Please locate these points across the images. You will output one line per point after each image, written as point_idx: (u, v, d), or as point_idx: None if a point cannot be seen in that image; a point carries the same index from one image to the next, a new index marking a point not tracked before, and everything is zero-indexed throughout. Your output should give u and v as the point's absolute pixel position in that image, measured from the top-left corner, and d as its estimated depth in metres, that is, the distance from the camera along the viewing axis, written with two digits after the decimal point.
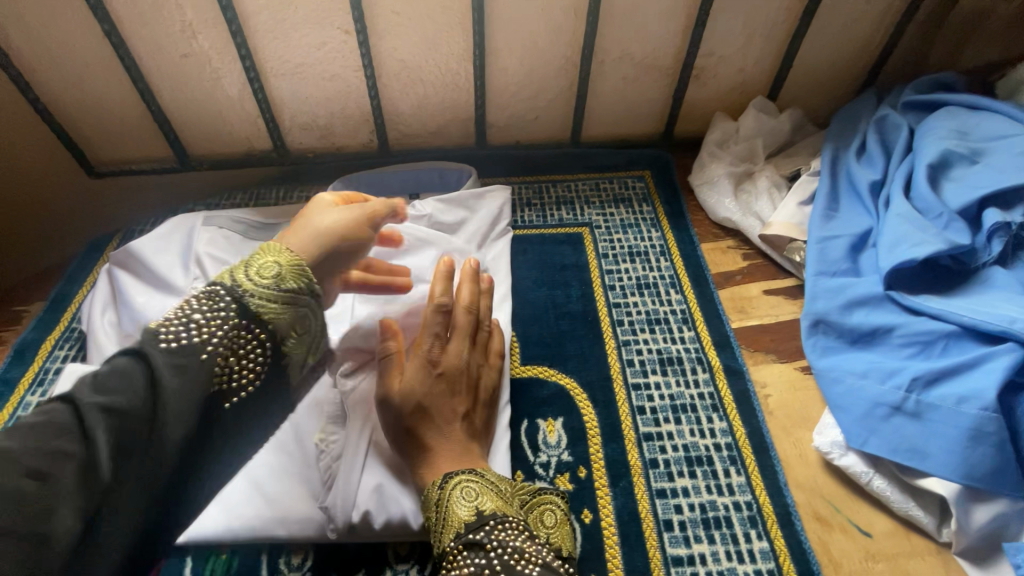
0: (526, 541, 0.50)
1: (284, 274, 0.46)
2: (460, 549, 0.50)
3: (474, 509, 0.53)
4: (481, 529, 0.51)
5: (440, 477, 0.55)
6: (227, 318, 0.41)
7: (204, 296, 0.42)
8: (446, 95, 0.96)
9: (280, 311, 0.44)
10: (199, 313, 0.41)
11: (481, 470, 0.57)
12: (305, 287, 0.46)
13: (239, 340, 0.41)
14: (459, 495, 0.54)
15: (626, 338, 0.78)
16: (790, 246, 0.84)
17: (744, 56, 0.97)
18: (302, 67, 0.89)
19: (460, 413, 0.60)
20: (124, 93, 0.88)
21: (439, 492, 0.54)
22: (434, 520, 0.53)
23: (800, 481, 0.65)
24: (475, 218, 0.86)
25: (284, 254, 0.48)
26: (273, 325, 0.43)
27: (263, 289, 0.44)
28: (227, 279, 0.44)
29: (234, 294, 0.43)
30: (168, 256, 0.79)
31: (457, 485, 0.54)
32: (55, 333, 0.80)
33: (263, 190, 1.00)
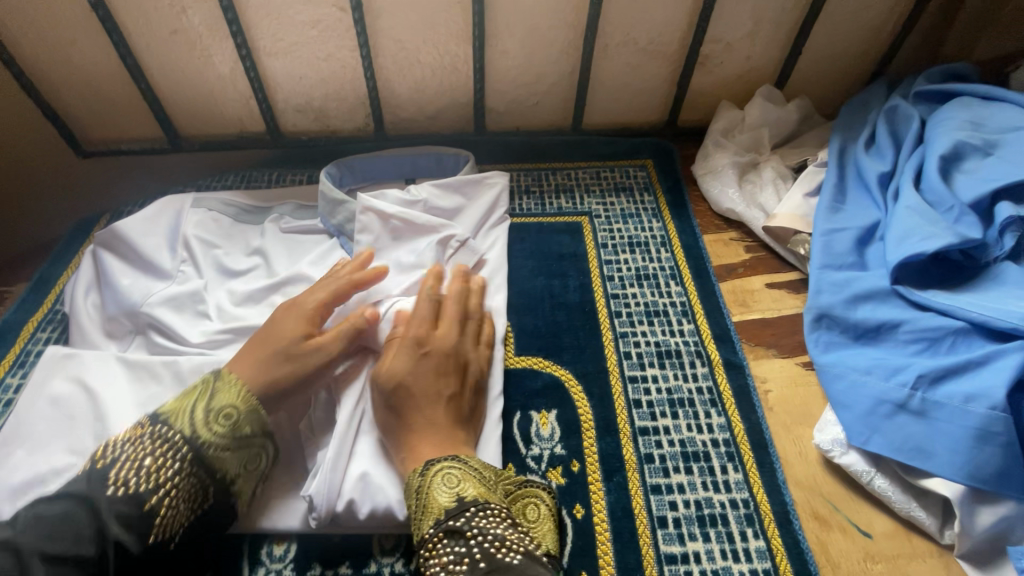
0: (509, 529, 0.48)
1: (238, 423, 0.54)
2: (440, 537, 0.48)
3: (455, 495, 0.51)
4: (462, 515, 0.49)
5: (422, 463, 0.54)
6: (179, 463, 0.51)
7: (160, 443, 0.51)
8: (444, 78, 0.93)
9: (232, 455, 0.53)
10: (151, 460, 0.50)
11: (463, 456, 0.55)
12: (256, 430, 0.55)
13: (190, 487, 0.51)
14: (439, 481, 0.52)
15: (624, 330, 0.76)
16: (794, 238, 0.81)
17: (752, 42, 0.94)
18: (296, 46, 0.86)
19: (447, 395, 0.59)
20: (112, 70, 0.85)
21: (420, 479, 0.53)
22: (416, 506, 0.52)
23: (799, 479, 0.63)
24: (472, 205, 0.84)
25: (243, 395, 0.55)
26: (221, 468, 0.53)
27: (217, 437, 0.53)
28: (182, 423, 0.52)
29: (188, 440, 0.52)
30: (155, 239, 0.77)
31: (438, 472, 0.53)
32: (38, 314, 0.78)
33: (255, 172, 0.98)
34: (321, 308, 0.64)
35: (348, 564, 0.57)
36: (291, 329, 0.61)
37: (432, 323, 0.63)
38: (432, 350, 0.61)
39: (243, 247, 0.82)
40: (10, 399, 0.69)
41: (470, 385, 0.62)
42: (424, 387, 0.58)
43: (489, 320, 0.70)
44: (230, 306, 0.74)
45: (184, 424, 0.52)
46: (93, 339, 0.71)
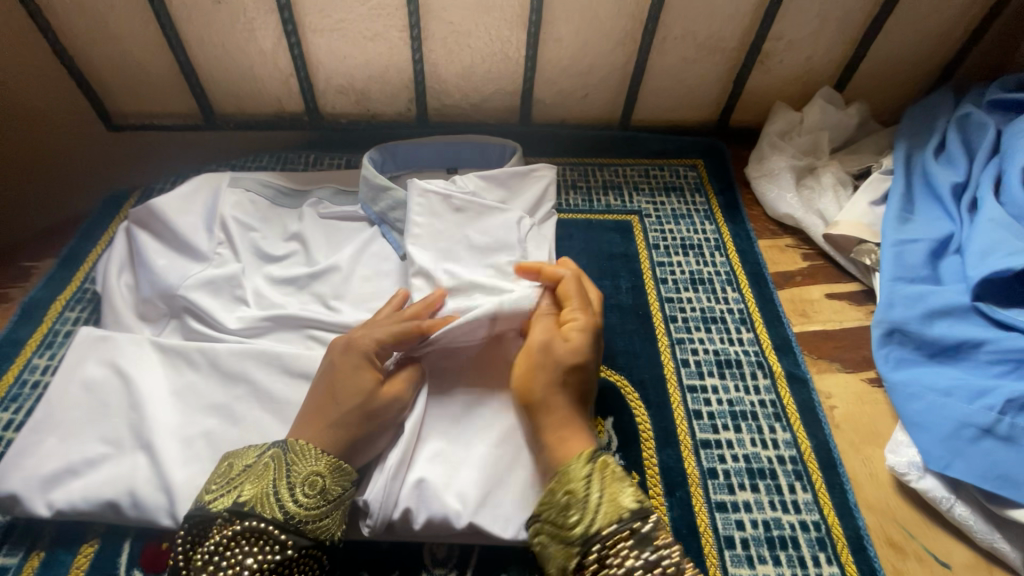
0: None
1: (329, 487, 0.50)
2: (626, 539, 0.46)
3: (636, 497, 0.48)
4: (649, 522, 0.47)
5: (588, 451, 0.51)
6: (281, 551, 0.47)
7: (255, 538, 0.47)
8: (492, 65, 0.89)
9: (331, 520, 0.50)
10: (254, 560, 0.46)
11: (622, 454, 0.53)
12: (346, 486, 0.51)
13: (305, 565, 0.48)
14: (614, 480, 0.49)
15: (680, 337, 0.72)
16: (859, 247, 0.77)
17: (815, 41, 0.90)
18: (344, 23, 0.82)
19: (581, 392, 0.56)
20: (150, 39, 0.81)
21: (593, 469, 0.50)
22: (587, 499, 0.48)
23: (870, 503, 0.60)
24: (518, 197, 0.80)
25: (323, 457, 0.51)
26: (326, 536, 0.50)
27: (310, 510, 0.49)
28: (270, 510, 0.48)
29: (285, 526, 0.48)
30: (192, 218, 0.73)
31: (606, 467, 0.50)
32: (66, 293, 0.74)
33: (291, 154, 0.94)
34: (383, 347, 0.57)
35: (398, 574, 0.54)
36: (359, 379, 0.54)
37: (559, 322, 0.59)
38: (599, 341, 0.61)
39: (281, 232, 0.78)
40: (38, 380, 0.66)
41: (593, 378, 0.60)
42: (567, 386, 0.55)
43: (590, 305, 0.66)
44: (268, 292, 0.71)
45: (269, 510, 0.48)
46: (126, 322, 0.68)
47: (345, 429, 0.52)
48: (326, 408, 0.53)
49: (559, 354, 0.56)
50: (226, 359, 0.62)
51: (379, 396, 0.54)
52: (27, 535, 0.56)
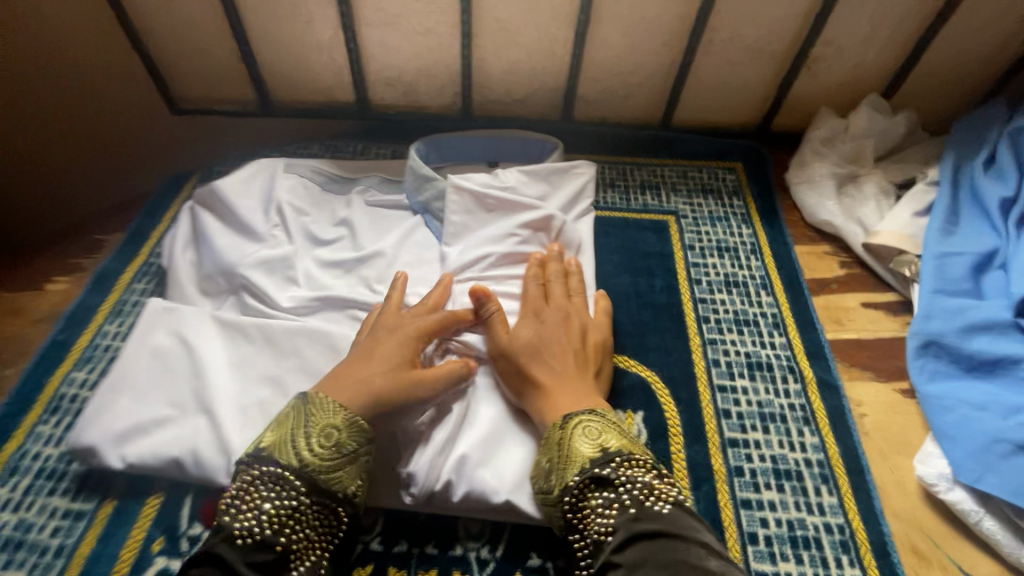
0: (655, 477, 0.51)
1: (343, 440, 0.53)
2: (588, 484, 0.51)
3: (596, 446, 0.53)
4: (608, 465, 0.51)
5: (560, 419, 0.56)
6: (295, 497, 0.51)
7: (271, 482, 0.50)
8: (538, 62, 0.91)
9: (345, 472, 0.53)
10: (271, 505, 0.50)
11: (597, 409, 0.57)
12: (360, 442, 0.54)
13: (319, 512, 0.52)
14: (578, 434, 0.54)
15: (712, 337, 0.74)
16: (898, 258, 0.77)
17: (865, 47, 0.89)
18: (397, 18, 0.85)
19: (570, 350, 0.63)
20: (217, 28, 0.86)
21: (561, 431, 0.55)
22: (557, 455, 0.54)
23: (896, 510, 0.61)
24: (556, 194, 0.82)
25: (340, 412, 0.54)
26: (339, 488, 0.52)
27: (325, 461, 0.52)
28: (289, 458, 0.52)
29: (301, 473, 0.51)
30: (249, 201, 0.77)
31: (577, 424, 0.55)
32: (134, 266, 0.80)
33: (341, 142, 0.98)
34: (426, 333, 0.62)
35: (433, 545, 0.57)
36: (399, 352, 0.59)
37: (545, 298, 0.68)
38: (547, 317, 0.65)
39: (329, 217, 0.82)
40: (110, 345, 0.72)
41: (592, 345, 0.65)
42: (549, 346, 0.62)
43: (601, 295, 0.71)
44: (317, 274, 0.75)
45: (285, 457, 0.52)
46: (190, 295, 0.73)
47: (376, 390, 0.56)
48: (360, 367, 0.58)
49: (527, 338, 0.62)
50: (280, 335, 0.66)
51: (411, 372, 0.58)
52: (101, 484, 0.61)
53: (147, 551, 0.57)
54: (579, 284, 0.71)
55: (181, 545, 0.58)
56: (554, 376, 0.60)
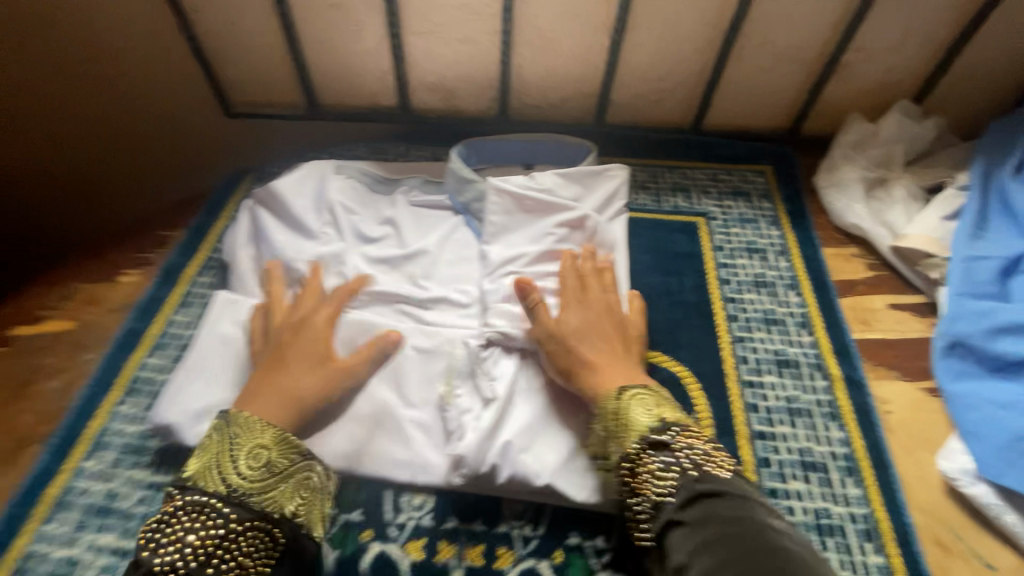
0: (711, 445, 0.55)
1: (274, 458, 0.56)
2: (648, 448, 0.54)
3: (654, 416, 0.57)
4: (667, 432, 0.55)
5: (615, 389, 0.60)
6: (223, 522, 0.52)
7: (194, 510, 0.52)
8: (574, 68, 0.95)
9: (277, 490, 0.55)
10: (195, 535, 0.51)
11: (649, 386, 0.61)
12: (291, 459, 0.57)
13: (252, 538, 0.52)
14: (635, 404, 0.58)
15: (741, 335, 0.77)
16: (925, 261, 0.79)
17: (897, 53, 0.90)
18: (441, 27, 0.90)
19: (614, 335, 0.67)
20: (272, 36, 0.91)
21: (617, 402, 0.59)
22: (614, 422, 0.58)
23: (919, 503, 0.64)
24: (591, 196, 0.85)
25: (269, 431, 0.58)
26: (275, 509, 0.54)
27: (254, 482, 0.54)
28: (218, 484, 0.54)
29: (229, 497, 0.53)
30: (303, 200, 0.82)
31: (632, 396, 0.59)
32: (198, 260, 0.86)
33: (384, 144, 1.03)
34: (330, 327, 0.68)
35: (480, 522, 0.62)
36: (312, 352, 0.65)
37: (586, 289, 0.71)
38: (588, 304, 0.69)
39: (376, 215, 0.86)
40: (180, 333, 0.78)
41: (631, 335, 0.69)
42: (593, 330, 0.66)
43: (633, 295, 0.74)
44: (366, 270, 0.80)
45: (214, 483, 0.54)
46: (251, 288, 0.79)
47: (313, 401, 0.62)
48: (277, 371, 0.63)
49: (573, 324, 0.67)
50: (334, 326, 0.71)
51: (330, 370, 0.65)
52: (179, 460, 0.67)
53: None
54: (613, 279, 0.73)
55: None
56: (601, 358, 0.64)
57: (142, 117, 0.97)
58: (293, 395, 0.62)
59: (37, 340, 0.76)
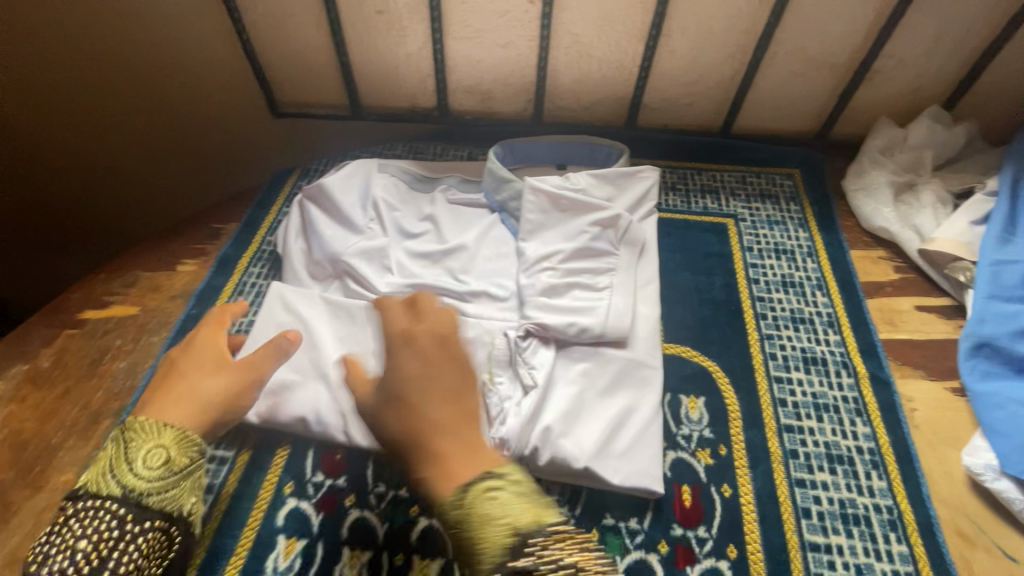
0: (580, 554, 0.46)
1: (174, 456, 0.56)
2: None
3: (509, 530, 0.45)
4: (527, 555, 0.45)
5: (460, 488, 0.47)
6: (118, 524, 0.53)
7: (85, 518, 0.53)
8: (608, 73, 0.98)
9: (175, 489, 0.56)
10: (87, 541, 0.52)
11: (494, 472, 0.48)
12: (192, 457, 0.58)
13: (148, 541, 0.53)
14: (485, 518, 0.46)
15: (770, 333, 0.79)
16: (953, 264, 0.81)
17: (927, 60, 0.92)
18: (481, 32, 0.93)
19: (449, 392, 0.51)
20: (319, 40, 0.95)
21: (462, 513, 0.46)
22: (468, 539, 0.46)
23: (943, 496, 0.66)
24: (623, 196, 0.88)
25: (167, 432, 0.57)
26: (173, 507, 0.56)
27: (152, 482, 0.55)
28: (111, 487, 0.54)
29: (125, 500, 0.54)
30: (351, 196, 0.87)
31: (481, 500, 0.46)
32: (249, 252, 0.91)
33: (421, 144, 1.07)
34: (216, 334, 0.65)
35: None
36: (204, 355, 0.63)
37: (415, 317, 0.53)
38: (422, 344, 0.51)
39: (416, 213, 0.91)
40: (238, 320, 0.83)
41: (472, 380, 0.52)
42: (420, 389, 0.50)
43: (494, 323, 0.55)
44: (408, 264, 0.84)
45: (109, 488, 0.54)
46: (302, 279, 0.83)
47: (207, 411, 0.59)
48: (169, 380, 0.61)
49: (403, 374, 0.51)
50: (380, 317, 0.76)
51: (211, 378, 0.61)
52: (237, 436, 0.72)
53: (281, 493, 0.68)
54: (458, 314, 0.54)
55: (309, 489, 0.68)
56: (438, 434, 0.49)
57: (182, 117, 1.03)
58: (185, 402, 0.59)
59: (107, 324, 0.82)
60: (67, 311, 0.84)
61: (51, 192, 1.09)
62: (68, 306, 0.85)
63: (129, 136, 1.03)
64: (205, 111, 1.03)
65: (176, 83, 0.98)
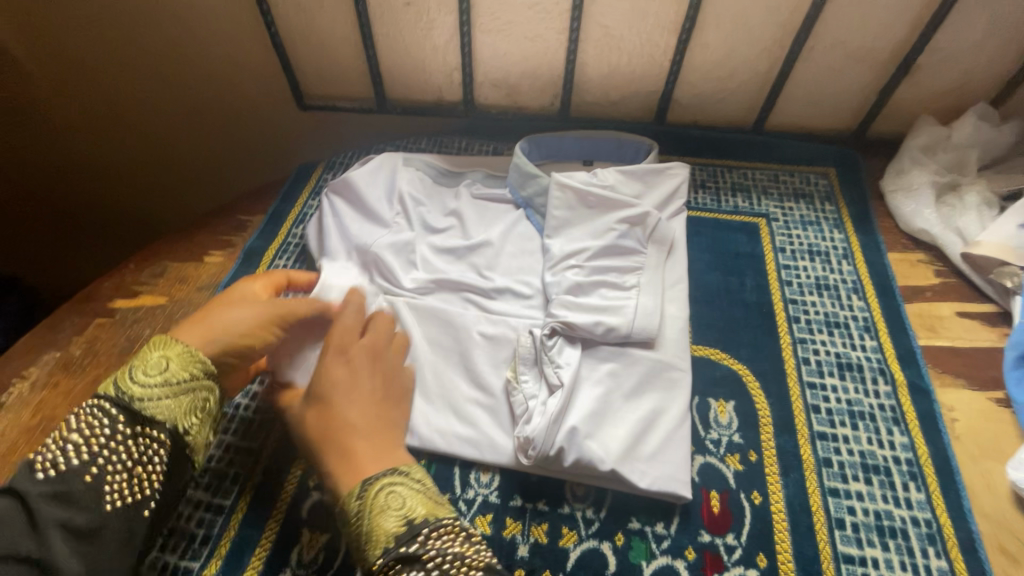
0: (465, 544, 0.52)
1: (174, 370, 0.58)
2: (392, 564, 0.51)
3: (400, 519, 0.53)
4: (414, 541, 0.52)
5: (358, 486, 0.56)
6: (112, 426, 0.54)
7: (84, 417, 0.54)
8: (638, 66, 0.96)
9: (171, 402, 0.57)
10: (79, 435, 0.53)
11: (398, 469, 0.58)
12: (192, 374, 0.58)
13: (138, 446, 0.54)
14: (380, 509, 0.54)
15: (803, 337, 0.77)
16: (999, 269, 0.78)
17: (975, 55, 0.88)
18: (510, 24, 0.92)
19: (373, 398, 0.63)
20: (346, 30, 0.94)
21: (359, 503, 0.55)
22: (361, 532, 0.54)
23: (986, 511, 0.63)
24: (652, 194, 0.86)
25: (173, 347, 0.59)
26: (167, 420, 0.56)
27: (148, 391, 0.56)
28: (113, 392, 0.56)
29: (123, 406, 0.55)
30: (377, 190, 0.86)
31: (380, 492, 0.55)
32: (275, 244, 0.91)
33: (446, 138, 1.06)
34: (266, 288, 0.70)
35: (545, 501, 0.65)
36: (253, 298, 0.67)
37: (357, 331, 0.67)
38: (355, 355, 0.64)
39: (440, 207, 0.89)
40: None
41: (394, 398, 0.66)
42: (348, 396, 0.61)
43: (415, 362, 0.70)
44: (433, 259, 0.83)
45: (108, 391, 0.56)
46: None
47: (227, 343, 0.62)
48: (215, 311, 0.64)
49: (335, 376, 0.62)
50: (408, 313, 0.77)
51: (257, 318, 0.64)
52: (262, 429, 0.72)
53: (306, 485, 0.68)
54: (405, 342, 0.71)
55: None
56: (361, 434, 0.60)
57: (210, 109, 1.04)
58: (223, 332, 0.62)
59: (135, 314, 0.83)
60: (97, 300, 0.86)
61: (77, 180, 1.10)
62: (98, 294, 0.87)
63: (150, 122, 1.04)
64: (227, 101, 1.03)
65: (200, 74, 0.99)
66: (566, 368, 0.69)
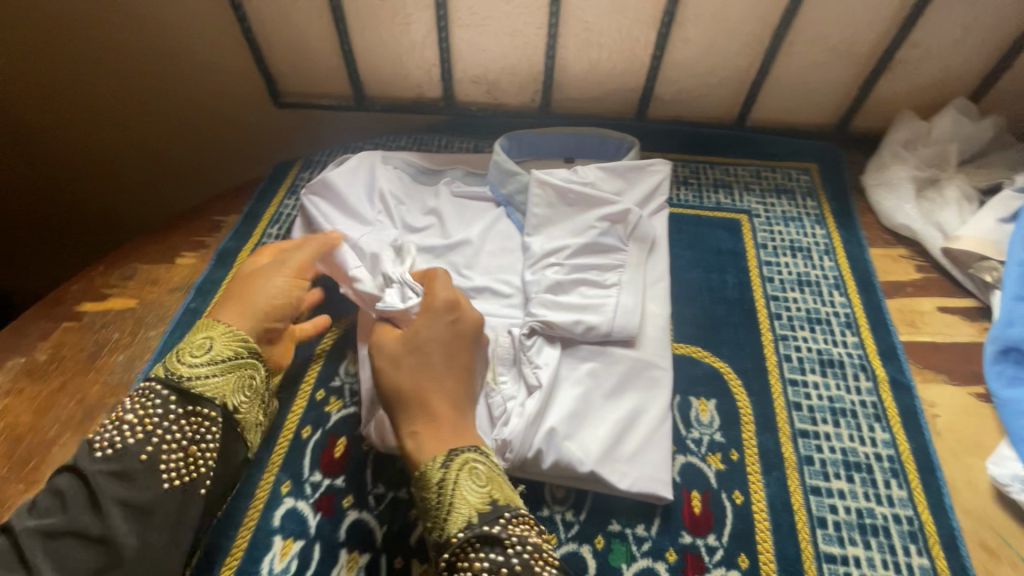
0: (540, 534, 0.54)
1: (219, 349, 0.58)
2: (473, 541, 0.52)
3: (484, 497, 0.55)
4: (496, 522, 0.53)
5: (445, 452, 0.58)
6: (163, 404, 0.54)
7: (136, 397, 0.54)
8: (619, 62, 0.94)
9: (220, 379, 0.57)
10: (133, 414, 0.53)
11: (483, 449, 0.59)
12: (238, 352, 0.59)
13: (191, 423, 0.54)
14: (464, 485, 0.55)
15: (785, 334, 0.76)
16: (980, 263, 0.77)
17: (954, 50, 0.88)
18: (488, 19, 0.90)
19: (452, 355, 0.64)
20: (321, 26, 0.92)
21: (444, 472, 0.56)
22: (442, 503, 0.55)
23: (967, 508, 0.63)
24: (633, 190, 0.85)
25: (217, 326, 0.60)
26: (218, 398, 0.56)
27: (198, 369, 0.56)
28: (163, 373, 0.56)
29: (176, 386, 0.55)
30: (355, 189, 0.84)
31: (463, 466, 0.57)
32: (250, 244, 0.89)
33: (426, 136, 1.04)
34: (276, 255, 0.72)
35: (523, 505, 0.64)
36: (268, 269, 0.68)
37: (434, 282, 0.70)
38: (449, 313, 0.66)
39: (419, 206, 0.88)
40: None
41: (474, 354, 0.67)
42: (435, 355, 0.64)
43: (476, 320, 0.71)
44: None
45: (159, 372, 0.56)
46: None
47: (262, 313, 0.63)
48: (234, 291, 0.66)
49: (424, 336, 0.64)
50: None
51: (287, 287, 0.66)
52: None
53: (278, 492, 0.66)
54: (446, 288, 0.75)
55: (306, 489, 0.66)
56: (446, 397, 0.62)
57: (184, 106, 1.01)
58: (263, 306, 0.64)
59: (105, 317, 0.81)
60: (66, 303, 0.83)
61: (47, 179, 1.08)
62: (66, 298, 0.84)
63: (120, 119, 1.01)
64: (201, 99, 1.01)
65: (172, 71, 0.96)
66: (545, 368, 0.68)
